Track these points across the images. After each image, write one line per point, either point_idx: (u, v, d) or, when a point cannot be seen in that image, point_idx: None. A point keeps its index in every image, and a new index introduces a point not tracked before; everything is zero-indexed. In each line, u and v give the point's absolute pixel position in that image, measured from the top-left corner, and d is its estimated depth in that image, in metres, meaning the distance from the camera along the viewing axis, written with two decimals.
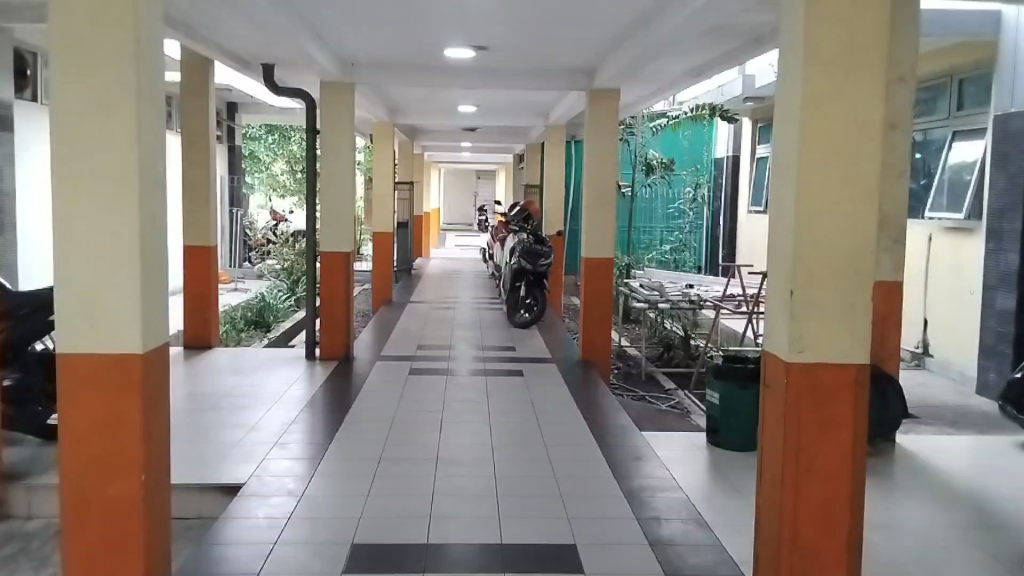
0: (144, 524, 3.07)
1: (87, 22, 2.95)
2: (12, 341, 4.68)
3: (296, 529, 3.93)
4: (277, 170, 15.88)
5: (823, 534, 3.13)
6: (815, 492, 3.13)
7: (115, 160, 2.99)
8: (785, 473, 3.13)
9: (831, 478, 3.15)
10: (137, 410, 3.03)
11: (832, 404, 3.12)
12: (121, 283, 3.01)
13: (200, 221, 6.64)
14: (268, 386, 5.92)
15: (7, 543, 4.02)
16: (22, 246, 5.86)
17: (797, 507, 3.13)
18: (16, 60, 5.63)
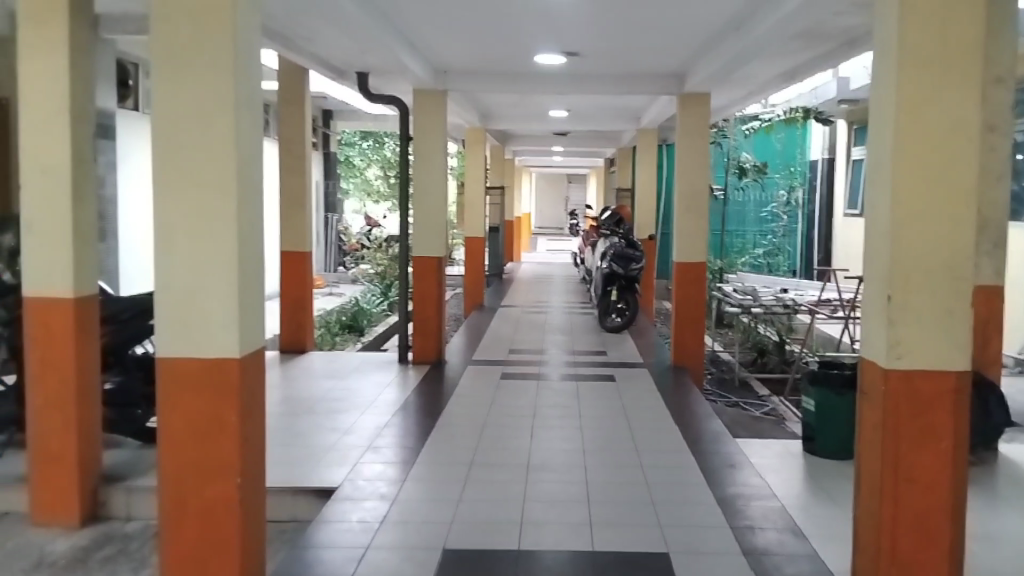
0: (240, 528, 3.03)
1: (186, 31, 2.94)
2: (114, 345, 4.25)
3: (388, 534, 3.92)
4: (371, 176, 16.33)
5: (923, 545, 2.99)
6: (915, 502, 2.99)
7: (212, 168, 2.96)
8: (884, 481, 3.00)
9: (932, 489, 3.00)
10: (233, 413, 3.00)
11: (932, 412, 2.99)
12: (219, 289, 2.99)
13: (296, 227, 6.80)
14: (360, 390, 5.98)
15: (104, 545, 3.41)
16: (123, 251, 6.05)
17: (896, 518, 2.99)
18: (117, 69, 5.85)
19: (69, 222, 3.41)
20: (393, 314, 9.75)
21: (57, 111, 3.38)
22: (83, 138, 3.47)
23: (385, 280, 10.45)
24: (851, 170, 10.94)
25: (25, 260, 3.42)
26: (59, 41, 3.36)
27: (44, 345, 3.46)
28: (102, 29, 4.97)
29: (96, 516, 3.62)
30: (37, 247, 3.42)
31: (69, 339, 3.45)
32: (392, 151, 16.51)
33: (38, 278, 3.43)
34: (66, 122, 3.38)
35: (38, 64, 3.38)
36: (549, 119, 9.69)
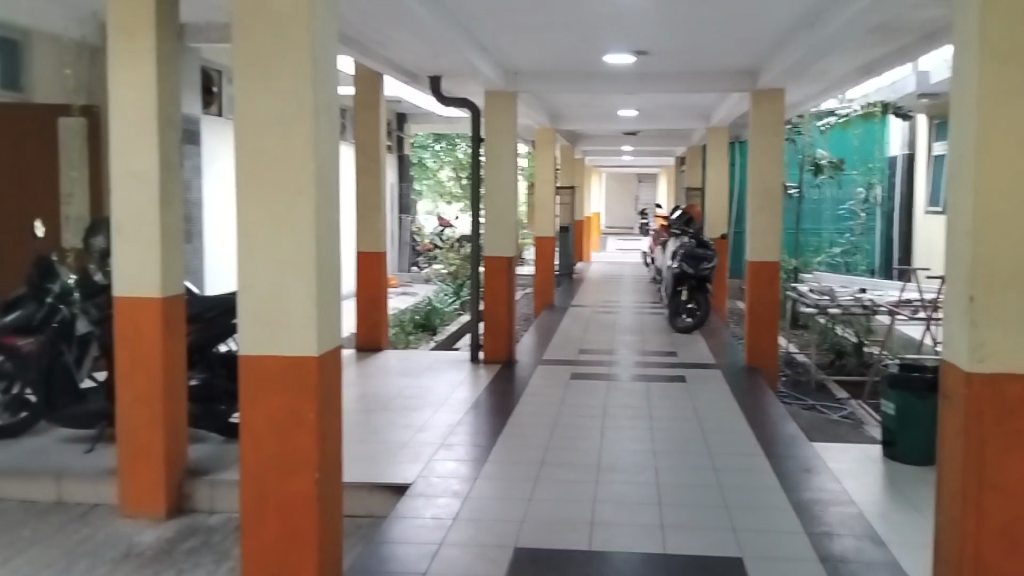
0: (316, 522, 3.10)
1: (268, 41, 3.04)
2: (198, 343, 4.35)
3: (461, 531, 3.97)
4: (444, 178, 16.57)
5: (1009, 555, 2.88)
6: (1000, 510, 2.88)
7: (292, 172, 3.05)
8: (967, 489, 2.90)
9: (1017, 497, 2.89)
10: (311, 410, 3.07)
11: (1018, 417, 2.88)
12: (298, 289, 3.08)
13: (371, 229, 6.94)
14: (433, 389, 6.06)
15: (188, 536, 3.49)
16: (208, 253, 6.27)
17: (981, 527, 2.89)
18: (203, 77, 6.11)
19: (158, 224, 3.54)
20: (465, 313, 9.83)
21: (147, 119, 3.52)
22: (171, 145, 3.61)
23: (457, 280, 10.57)
24: (932, 167, 10.60)
25: (117, 262, 3.57)
26: (148, 52, 3.50)
27: (133, 343, 3.59)
28: (187, 38, 5.17)
29: (181, 508, 3.71)
30: (128, 249, 3.56)
31: (157, 337, 3.57)
32: (465, 153, 16.71)
33: (129, 280, 3.57)
34: (154, 130, 3.52)
35: (130, 74, 3.52)
36: (619, 118, 9.67)
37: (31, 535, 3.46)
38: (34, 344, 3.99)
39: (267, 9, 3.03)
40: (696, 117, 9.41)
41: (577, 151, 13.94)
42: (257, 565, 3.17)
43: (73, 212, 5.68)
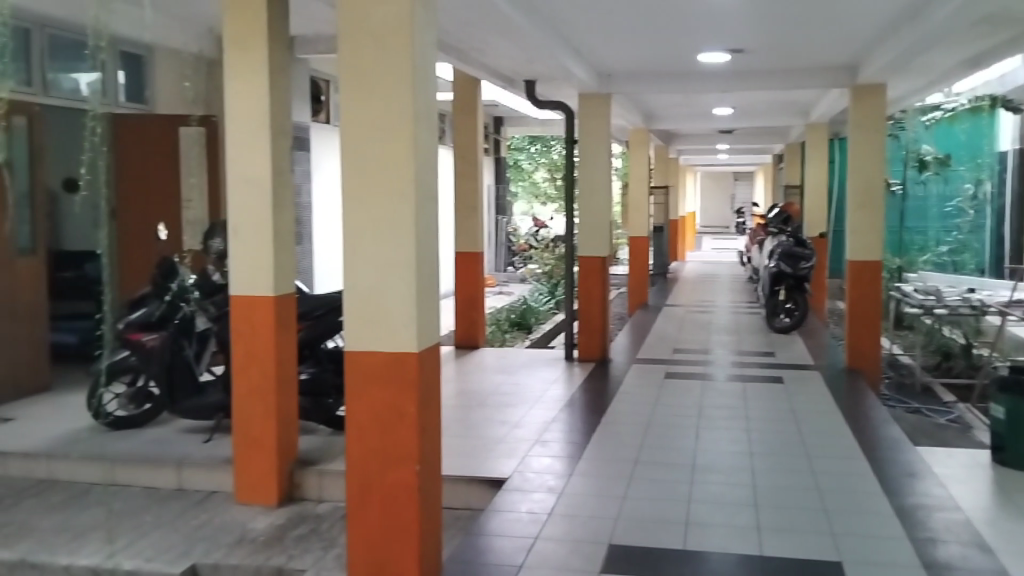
0: (417, 515, 3.16)
1: (371, 50, 3.11)
2: (307, 339, 4.55)
3: (556, 526, 4.05)
4: (539, 179, 16.72)
5: None
6: None
7: (393, 177, 3.12)
8: None
9: None
10: (413, 404, 3.12)
11: None
12: (400, 288, 3.13)
13: (468, 230, 7.10)
14: (529, 386, 6.16)
15: (298, 523, 3.66)
16: (317, 254, 6.56)
17: None
18: (311, 87, 6.42)
19: (272, 227, 3.75)
20: (559, 312, 9.88)
21: (260, 127, 3.72)
22: (282, 152, 3.79)
23: (552, 279, 10.67)
24: None
25: (233, 264, 3.80)
26: (261, 65, 3.70)
27: (248, 339, 3.79)
28: (296, 49, 5.43)
29: (291, 496, 3.90)
30: (244, 251, 3.77)
31: (270, 333, 3.76)
32: (560, 154, 16.81)
33: (244, 281, 3.78)
34: (267, 138, 3.72)
35: (245, 85, 3.72)
36: (715, 117, 9.58)
37: (154, 518, 3.64)
38: (158, 340, 4.20)
39: (372, 20, 3.10)
40: (794, 114, 9.23)
41: (672, 151, 13.85)
42: (360, 555, 3.24)
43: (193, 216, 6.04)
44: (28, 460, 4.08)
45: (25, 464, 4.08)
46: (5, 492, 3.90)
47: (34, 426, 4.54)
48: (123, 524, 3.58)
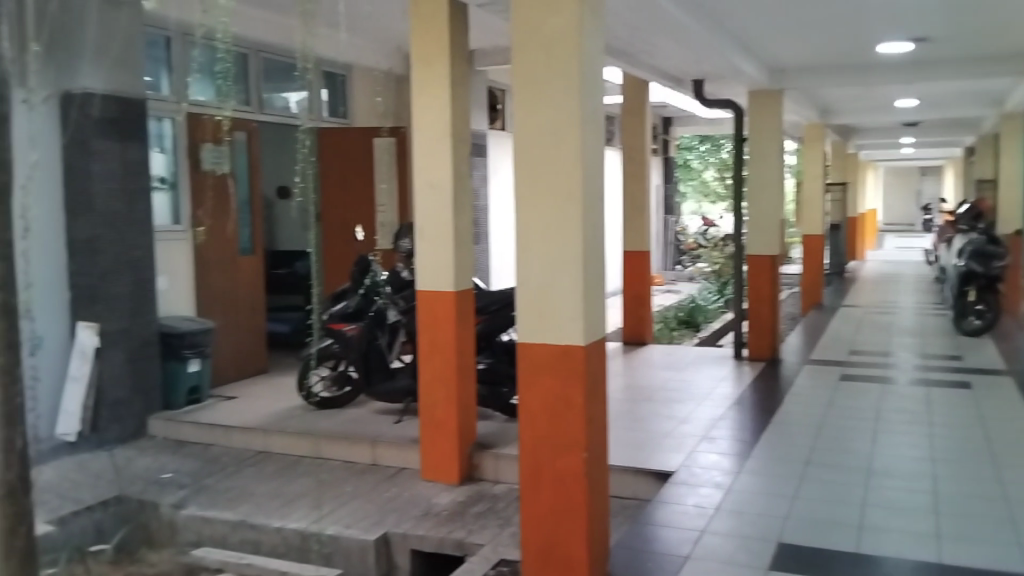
0: (588, 499, 3.22)
1: (542, 58, 3.20)
2: (485, 332, 4.85)
3: (723, 522, 4.12)
4: (708, 178, 16.54)
5: None
6: None
7: (562, 177, 3.19)
8: None
9: None
10: (580, 395, 3.19)
11: None
12: (568, 284, 3.21)
13: (637, 229, 7.25)
14: (697, 383, 6.23)
15: (477, 501, 3.94)
16: (493, 254, 6.92)
17: None
18: (489, 96, 6.81)
19: (453, 229, 4.05)
20: (729, 311, 9.78)
21: (442, 137, 4.01)
22: (461, 159, 4.07)
23: (722, 278, 10.57)
24: None
25: (420, 261, 4.13)
26: (444, 77, 3.98)
27: (432, 330, 4.12)
28: (474, 61, 5.79)
29: (471, 476, 4.21)
30: (430, 250, 4.09)
31: (451, 324, 4.06)
32: (730, 153, 16.53)
33: (429, 277, 4.11)
34: (450, 145, 4.00)
35: (429, 97, 4.02)
36: (897, 110, 9.18)
37: (352, 490, 4.04)
38: (357, 330, 4.67)
39: (542, 27, 3.18)
40: (986, 104, 8.70)
41: (851, 145, 13.31)
42: (532, 538, 3.34)
43: None
44: (246, 434, 4.64)
45: (245, 437, 4.63)
46: (227, 462, 4.45)
47: (250, 405, 5.13)
48: (326, 494, 3.99)
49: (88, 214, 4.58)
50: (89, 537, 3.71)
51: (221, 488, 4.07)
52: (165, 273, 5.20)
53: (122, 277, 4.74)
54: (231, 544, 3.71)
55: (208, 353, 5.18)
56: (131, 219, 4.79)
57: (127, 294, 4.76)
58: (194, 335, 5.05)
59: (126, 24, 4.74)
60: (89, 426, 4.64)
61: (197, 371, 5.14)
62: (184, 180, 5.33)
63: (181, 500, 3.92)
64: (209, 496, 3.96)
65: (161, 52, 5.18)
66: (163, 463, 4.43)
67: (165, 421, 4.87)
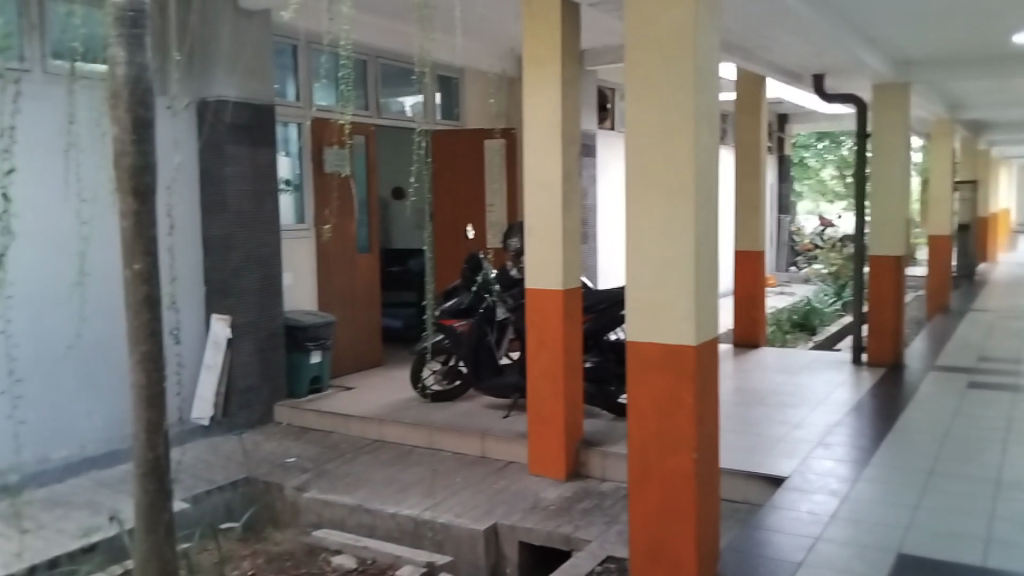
0: (696, 499, 3.20)
1: (655, 55, 3.20)
2: (594, 331, 4.85)
3: (839, 530, 4.00)
4: (826, 176, 16.02)
5: None
6: None
7: (675, 174, 3.17)
8: None
9: None
10: (690, 395, 3.18)
11: None
12: (680, 283, 3.19)
13: (750, 229, 7.11)
14: (812, 387, 6.06)
15: (585, 497, 3.98)
16: (602, 253, 6.95)
17: None
18: (598, 96, 6.85)
19: (562, 228, 4.09)
20: (847, 314, 9.46)
21: (553, 137, 4.07)
22: (571, 158, 4.12)
23: (840, 280, 10.23)
24: None
25: (530, 260, 4.19)
26: (556, 78, 4.03)
27: (540, 328, 4.18)
28: (587, 61, 5.84)
29: (578, 472, 4.25)
30: (539, 248, 4.15)
31: (559, 322, 4.11)
32: (850, 150, 15.96)
33: (539, 275, 4.17)
34: (560, 145, 4.05)
35: (541, 98, 4.09)
36: None
37: (462, 480, 4.16)
38: (467, 326, 4.74)
39: (656, 25, 3.18)
40: None
41: (982, 141, 12.63)
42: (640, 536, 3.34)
43: (496, 218, 6.64)
44: (364, 423, 4.83)
45: (362, 426, 4.83)
46: (345, 449, 4.65)
47: (366, 396, 5.34)
48: (438, 483, 4.12)
49: (222, 213, 4.85)
50: (220, 515, 4.00)
51: (340, 474, 4.25)
52: (290, 270, 5.47)
53: (252, 272, 5.02)
54: (348, 527, 3.88)
55: (328, 345, 5.42)
56: (260, 218, 5.07)
57: (256, 288, 5.03)
58: (316, 328, 5.28)
59: (258, 33, 5.00)
60: (222, 411, 4.93)
61: (319, 362, 5.38)
62: (308, 182, 5.59)
63: (303, 483, 4.12)
64: (329, 480, 4.16)
65: (288, 60, 5.46)
66: (287, 448, 4.67)
67: (289, 409, 5.13)
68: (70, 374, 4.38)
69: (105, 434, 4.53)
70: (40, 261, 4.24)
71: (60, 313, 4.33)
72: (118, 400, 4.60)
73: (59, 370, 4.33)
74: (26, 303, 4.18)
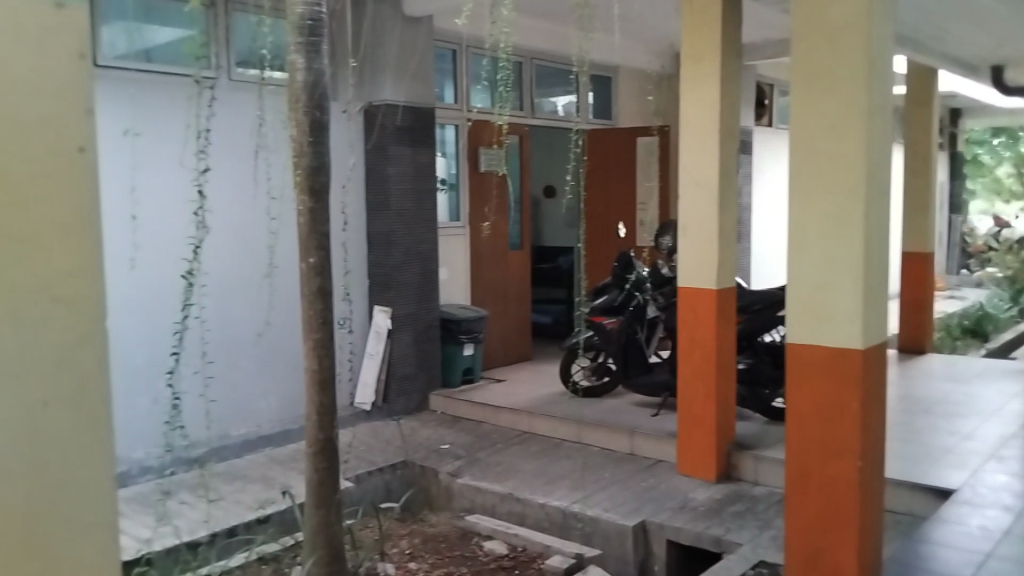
0: (859, 508, 3.10)
1: (825, 50, 3.12)
2: (747, 332, 4.76)
3: (1014, 548, 3.76)
4: (1002, 174, 14.98)
5: None
6: None
7: (843, 172, 3.09)
8: None
9: None
10: (856, 400, 3.09)
11: None
12: (846, 284, 3.10)
13: (918, 229, 6.77)
14: (985, 398, 5.70)
15: (736, 500, 3.93)
16: (755, 253, 6.80)
17: None
18: (757, 91, 6.71)
19: (718, 226, 4.05)
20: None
21: (712, 135, 4.03)
22: (730, 156, 4.07)
23: (1017, 285, 9.54)
24: None
25: (684, 259, 4.18)
26: (715, 75, 4.00)
27: (692, 326, 4.16)
28: (746, 58, 5.76)
29: (729, 475, 4.21)
30: (693, 247, 4.13)
31: (711, 321, 4.08)
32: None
33: (692, 274, 4.15)
34: (716, 143, 4.02)
35: (699, 96, 4.06)
36: None
37: (610, 476, 4.20)
38: (617, 324, 4.78)
39: (826, 19, 3.10)
40: None
41: None
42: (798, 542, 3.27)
43: (647, 217, 6.63)
44: (515, 415, 4.96)
45: (513, 418, 4.97)
46: (497, 438, 4.79)
47: (517, 389, 5.47)
48: (586, 477, 4.18)
49: (386, 211, 5.11)
50: (379, 495, 4.24)
51: (491, 462, 4.39)
52: (447, 266, 5.69)
53: (412, 267, 5.25)
54: (499, 514, 4.00)
55: (481, 338, 5.58)
56: (420, 215, 5.29)
57: (416, 282, 5.26)
58: (470, 321, 5.46)
59: (423, 39, 5.22)
60: (382, 397, 5.19)
61: (471, 354, 5.57)
62: (464, 182, 5.78)
63: (457, 469, 4.28)
64: (481, 468, 4.30)
65: (448, 63, 5.66)
66: (442, 435, 4.86)
67: (443, 398, 5.33)
68: (255, 358, 4.74)
69: (279, 414, 4.87)
70: (233, 254, 4.61)
71: (249, 302, 4.70)
72: (292, 384, 4.93)
73: (247, 355, 4.69)
74: (218, 292, 4.56)
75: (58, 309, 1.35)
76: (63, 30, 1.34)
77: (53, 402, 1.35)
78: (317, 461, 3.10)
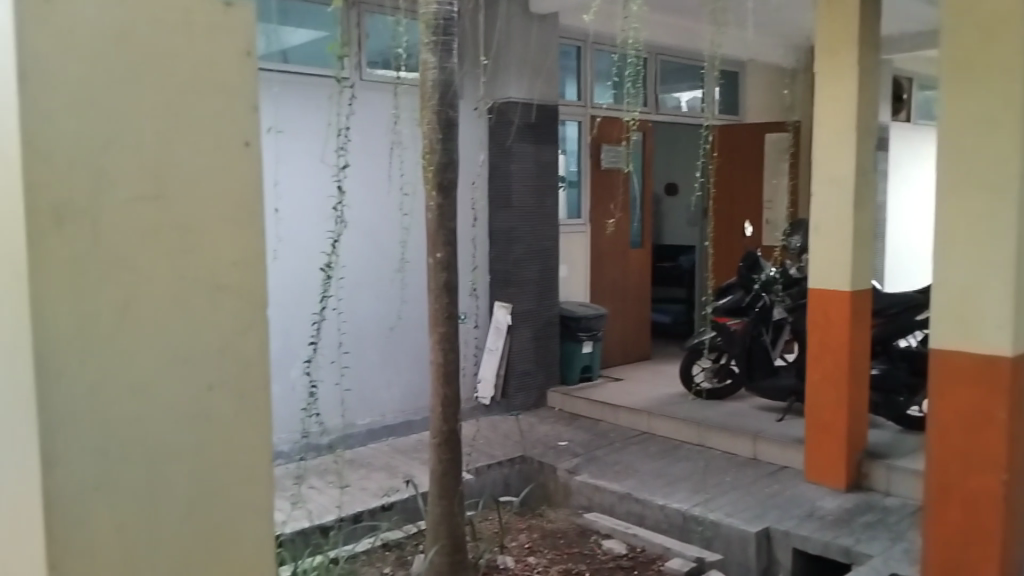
0: (1005, 524, 2.94)
1: (978, 40, 2.94)
2: (881, 336, 4.58)
3: None
4: None
5: None
6: None
7: (996, 170, 2.91)
8: None
9: None
10: (1004, 410, 2.91)
11: None
12: (996, 288, 2.93)
13: None
14: None
15: (866, 510, 3.78)
16: (888, 254, 6.53)
17: None
18: (893, 86, 6.45)
19: (852, 225, 3.90)
20: None
21: (848, 130, 3.88)
22: (867, 152, 3.92)
23: None
24: None
25: (815, 258, 4.04)
26: (852, 67, 3.85)
27: (824, 329, 4.02)
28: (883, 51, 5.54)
29: (859, 484, 4.05)
30: (824, 247, 3.99)
31: (844, 323, 3.93)
32: None
33: (823, 275, 4.02)
34: (852, 138, 3.87)
35: (835, 88, 3.92)
36: None
37: (733, 480, 4.11)
38: (741, 325, 4.71)
39: (982, 7, 2.92)
40: None
41: None
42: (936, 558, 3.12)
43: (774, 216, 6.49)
44: (634, 414, 4.92)
45: (631, 417, 4.94)
46: (616, 437, 4.77)
47: (636, 388, 5.43)
48: (708, 480, 4.11)
49: (507, 208, 5.16)
50: (498, 488, 4.29)
51: (610, 461, 4.38)
52: (567, 262, 5.70)
53: (533, 264, 5.28)
54: (617, 514, 3.98)
55: (600, 336, 5.57)
56: (542, 212, 5.32)
57: (536, 280, 5.29)
58: (589, 319, 5.46)
59: (548, 36, 5.24)
60: (501, 392, 5.25)
61: (590, 352, 5.56)
62: (586, 179, 5.79)
63: (575, 466, 4.29)
64: (600, 467, 4.29)
65: (573, 61, 5.67)
66: (560, 432, 4.87)
67: (561, 395, 5.35)
68: (387, 351, 4.88)
69: (403, 405, 4.99)
70: (369, 249, 4.77)
71: (383, 296, 4.85)
72: (419, 375, 5.05)
73: (379, 347, 4.85)
74: (354, 285, 4.72)
75: (223, 298, 1.27)
76: (230, 22, 1.27)
77: (216, 393, 1.27)
78: (441, 453, 3.17)
